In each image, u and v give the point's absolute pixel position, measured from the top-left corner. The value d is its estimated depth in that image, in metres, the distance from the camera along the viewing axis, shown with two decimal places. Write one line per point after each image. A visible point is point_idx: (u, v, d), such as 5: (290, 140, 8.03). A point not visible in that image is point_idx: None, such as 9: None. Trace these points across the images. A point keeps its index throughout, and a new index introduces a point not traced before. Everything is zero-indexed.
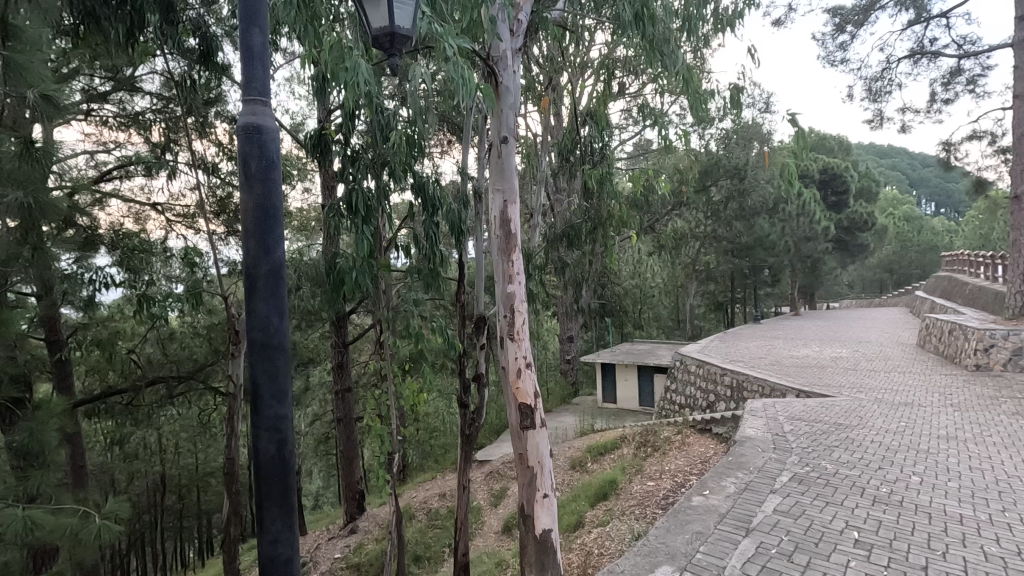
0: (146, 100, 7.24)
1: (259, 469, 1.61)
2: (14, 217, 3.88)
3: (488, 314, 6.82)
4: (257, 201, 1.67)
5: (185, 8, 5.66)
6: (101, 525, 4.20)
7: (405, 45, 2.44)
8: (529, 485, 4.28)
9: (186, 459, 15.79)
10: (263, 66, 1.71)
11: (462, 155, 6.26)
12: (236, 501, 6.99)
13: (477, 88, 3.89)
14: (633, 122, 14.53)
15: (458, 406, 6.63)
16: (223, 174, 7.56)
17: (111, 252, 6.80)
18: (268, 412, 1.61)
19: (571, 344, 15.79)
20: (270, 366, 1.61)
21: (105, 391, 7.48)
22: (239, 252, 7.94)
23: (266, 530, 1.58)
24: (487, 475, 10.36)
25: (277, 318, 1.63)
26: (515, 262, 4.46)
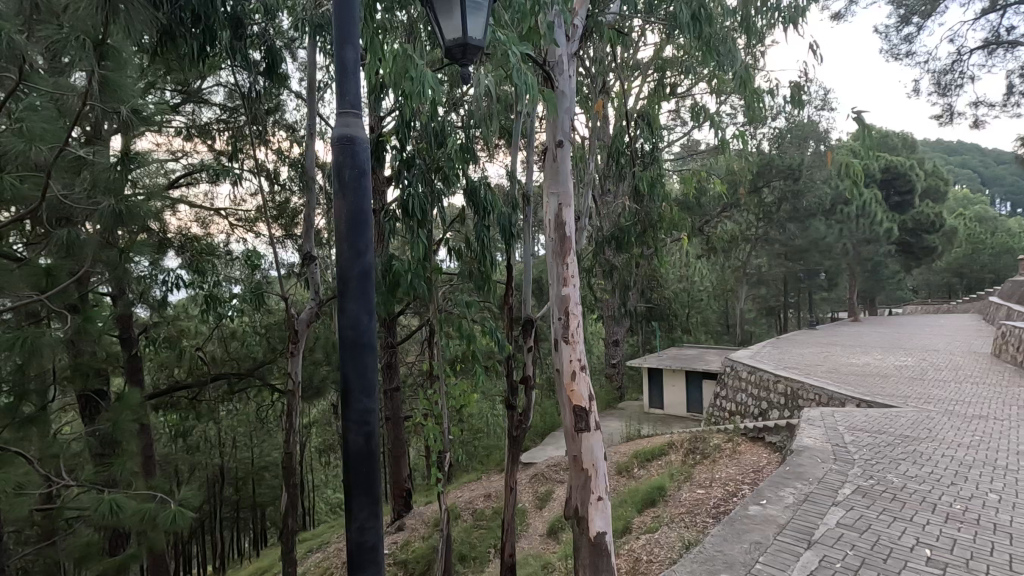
0: (212, 111, 7.64)
1: (349, 459, 1.69)
2: (105, 223, 4.22)
3: (535, 316, 6.85)
4: (350, 207, 1.75)
5: (252, 23, 5.96)
6: (176, 511, 4.45)
7: (476, 56, 2.49)
8: (583, 487, 4.27)
9: (242, 453, 16.47)
10: (357, 79, 1.79)
11: (512, 159, 6.32)
12: (292, 494, 7.27)
13: (537, 93, 3.96)
14: (682, 122, 14.26)
15: (506, 407, 6.69)
16: (282, 181, 7.90)
17: (181, 255, 7.22)
18: (357, 406, 1.69)
19: (616, 348, 15.60)
20: (359, 361, 1.69)
21: (173, 386, 7.93)
22: (296, 255, 8.28)
23: (354, 517, 1.66)
24: (532, 477, 10.37)
25: (366, 317, 1.70)
26: (570, 265, 4.48)
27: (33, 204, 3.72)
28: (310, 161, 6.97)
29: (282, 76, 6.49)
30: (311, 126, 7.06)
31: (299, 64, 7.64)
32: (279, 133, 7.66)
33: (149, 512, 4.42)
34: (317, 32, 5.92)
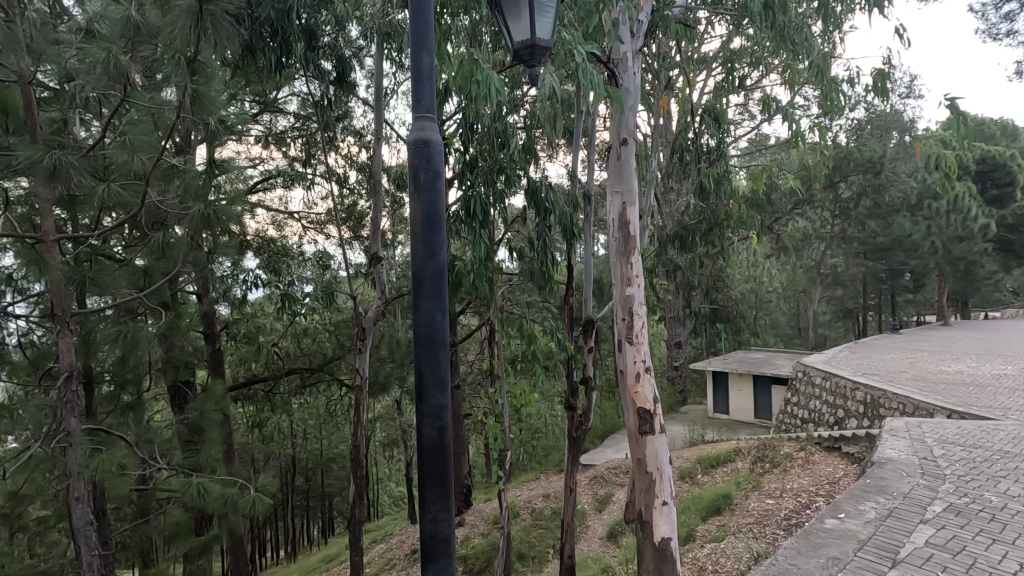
0: (287, 119, 8.06)
1: (423, 452, 1.74)
2: (194, 227, 4.55)
3: (596, 316, 6.78)
4: (425, 209, 1.80)
5: (324, 35, 6.23)
6: (255, 497, 4.72)
7: (544, 56, 2.50)
8: (647, 491, 4.19)
9: (312, 444, 17.28)
10: (431, 84, 1.84)
11: (573, 159, 6.28)
12: (359, 486, 7.56)
13: (602, 91, 3.93)
14: (750, 115, 13.67)
15: (566, 408, 6.66)
16: (351, 185, 8.23)
17: (259, 256, 7.67)
18: (431, 401, 1.73)
19: (679, 350, 15.16)
20: (433, 358, 1.73)
21: (251, 379, 8.43)
22: (363, 256, 8.60)
23: (427, 508, 1.72)
24: (592, 479, 10.27)
25: (440, 315, 1.75)
26: (634, 265, 4.41)
27: (133, 210, 4.07)
28: (377, 165, 7.23)
29: (351, 85, 6.77)
30: (378, 132, 7.32)
31: (366, 72, 7.94)
32: (347, 139, 7.98)
33: (231, 497, 4.74)
34: (384, 41, 6.14)
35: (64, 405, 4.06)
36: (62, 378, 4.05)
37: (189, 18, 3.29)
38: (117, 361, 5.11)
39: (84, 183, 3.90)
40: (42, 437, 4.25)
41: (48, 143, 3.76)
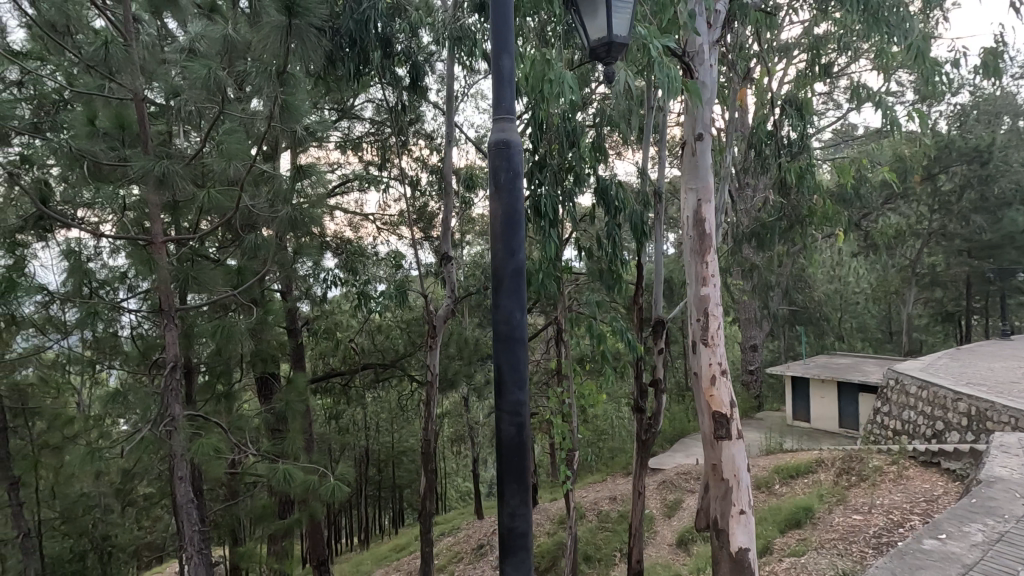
0: (362, 125, 8.41)
1: (502, 447, 1.77)
2: (283, 228, 4.86)
3: (667, 317, 6.61)
4: (505, 208, 1.83)
5: (398, 43, 6.46)
6: (335, 486, 4.98)
7: (621, 53, 2.46)
8: (723, 498, 4.05)
9: (384, 437, 17.94)
10: (511, 86, 1.87)
11: (644, 156, 6.15)
12: (429, 479, 7.77)
13: (677, 85, 3.83)
14: (835, 105, 12.84)
15: (635, 410, 6.53)
16: (422, 187, 8.48)
17: (337, 256, 8.06)
18: (510, 397, 1.76)
19: (755, 353, 14.47)
20: (512, 356, 1.76)
21: (329, 373, 8.88)
22: (434, 256, 8.84)
23: (506, 503, 1.75)
24: (661, 483, 10.01)
25: (519, 313, 1.77)
26: (710, 264, 4.27)
27: (229, 214, 4.40)
28: (448, 167, 7.41)
29: (424, 90, 6.97)
30: (449, 135, 7.50)
31: (437, 77, 8.15)
32: (419, 143, 8.23)
33: (313, 484, 5.01)
34: (456, 45, 6.28)
35: (170, 391, 4.46)
36: (168, 367, 4.46)
37: (280, 34, 3.52)
38: (213, 354, 5.54)
39: (188, 190, 4.26)
40: (151, 421, 4.67)
41: (157, 153, 4.13)
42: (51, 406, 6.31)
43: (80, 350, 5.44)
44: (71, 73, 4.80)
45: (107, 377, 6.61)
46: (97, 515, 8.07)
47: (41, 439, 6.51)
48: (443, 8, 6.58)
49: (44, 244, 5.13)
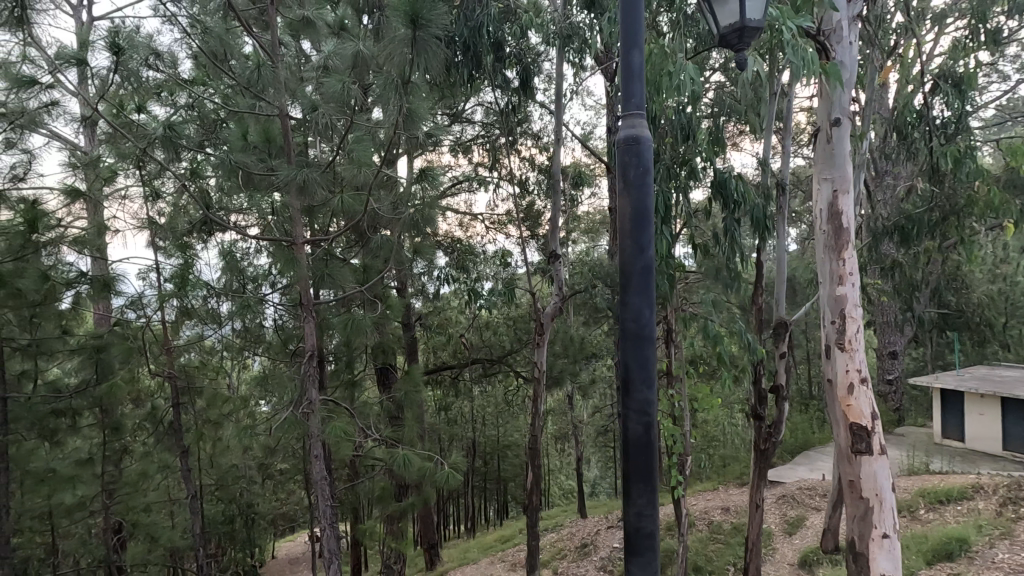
0: (473, 128, 8.69)
1: (628, 446, 1.76)
2: (403, 229, 5.17)
3: (791, 318, 6.12)
4: (634, 205, 1.81)
5: (509, 46, 6.59)
6: (449, 474, 5.22)
7: (754, 38, 2.33)
8: (861, 519, 3.68)
9: (490, 431, 18.45)
10: (641, 81, 1.84)
11: (766, 145, 5.75)
12: (535, 475, 7.87)
13: (812, 67, 3.54)
14: (1000, 77, 11.12)
15: (754, 417, 6.14)
16: (530, 186, 8.59)
17: (449, 254, 8.41)
18: (637, 396, 1.74)
19: (894, 361, 12.95)
20: (641, 353, 1.74)
21: (440, 366, 9.30)
22: (541, 254, 8.93)
23: (632, 502, 1.73)
24: (780, 498, 9.30)
25: (648, 310, 1.75)
26: (848, 261, 3.90)
27: (358, 217, 4.78)
28: (556, 166, 7.44)
29: (533, 91, 7.06)
30: (557, 134, 7.53)
31: (545, 76, 8.21)
32: (526, 143, 8.35)
33: (429, 471, 5.30)
34: (564, 44, 6.29)
35: (307, 377, 4.93)
36: (306, 355, 4.93)
37: (405, 45, 3.75)
38: (341, 345, 6.04)
39: (325, 195, 4.68)
40: (292, 404, 5.20)
41: (299, 162, 4.58)
42: (210, 387, 7.25)
43: (233, 339, 6.18)
44: (227, 94, 5.46)
45: (254, 363, 7.46)
46: (245, 484, 9.14)
47: (203, 415, 7.51)
48: (551, 8, 6.62)
49: (206, 244, 5.90)
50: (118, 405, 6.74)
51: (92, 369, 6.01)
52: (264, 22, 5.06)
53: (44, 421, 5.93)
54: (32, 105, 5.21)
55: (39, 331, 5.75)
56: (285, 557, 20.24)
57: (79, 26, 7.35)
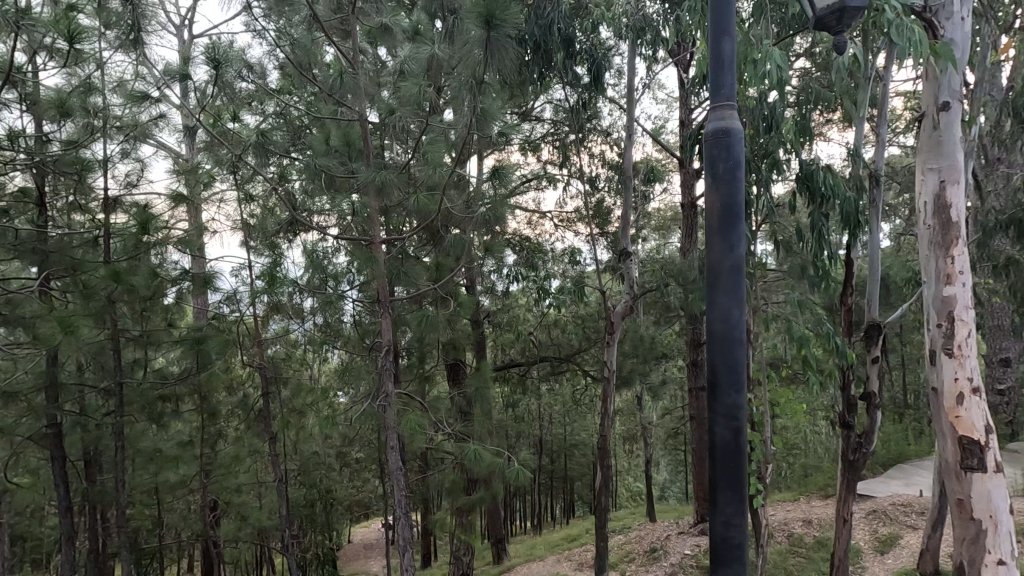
0: (541, 126, 8.68)
1: (715, 452, 1.69)
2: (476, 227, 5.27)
3: (885, 320, 5.68)
4: (723, 200, 1.74)
5: (580, 41, 6.52)
6: (519, 471, 5.26)
7: (855, 19, 2.18)
8: (972, 543, 3.36)
9: (557, 429, 18.42)
10: (732, 70, 1.76)
11: (859, 134, 5.35)
12: (604, 475, 7.76)
13: (916, 49, 3.26)
14: None
15: (843, 424, 5.75)
16: (599, 183, 8.47)
17: (518, 252, 8.44)
18: (725, 400, 1.68)
19: (1006, 369, 11.71)
20: (729, 356, 1.67)
21: (509, 363, 9.37)
22: (610, 252, 8.78)
23: (719, 511, 1.67)
24: (870, 513, 8.65)
25: (738, 311, 1.68)
26: (957, 258, 3.57)
27: (432, 217, 4.90)
28: (627, 162, 7.28)
29: (603, 86, 6.95)
30: (628, 129, 7.37)
31: (616, 71, 8.06)
32: (596, 139, 8.23)
33: (499, 466, 5.36)
34: (637, 37, 6.14)
35: (384, 371, 5.12)
36: (384, 349, 5.12)
37: (479, 47, 3.79)
38: (415, 341, 6.24)
39: (401, 195, 4.83)
40: (370, 396, 5.43)
41: (377, 164, 4.76)
42: (294, 377, 7.70)
43: (315, 333, 6.53)
44: (309, 101, 5.76)
45: (333, 356, 7.85)
46: (325, 470, 9.65)
47: (289, 404, 8.00)
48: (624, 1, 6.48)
49: (292, 244, 6.27)
50: (215, 392, 7.31)
51: (193, 359, 6.54)
52: (344, 31, 5.29)
53: (153, 405, 6.53)
54: (144, 118, 5.70)
55: (149, 323, 6.33)
56: (360, 542, 21.20)
57: (181, 45, 8.02)
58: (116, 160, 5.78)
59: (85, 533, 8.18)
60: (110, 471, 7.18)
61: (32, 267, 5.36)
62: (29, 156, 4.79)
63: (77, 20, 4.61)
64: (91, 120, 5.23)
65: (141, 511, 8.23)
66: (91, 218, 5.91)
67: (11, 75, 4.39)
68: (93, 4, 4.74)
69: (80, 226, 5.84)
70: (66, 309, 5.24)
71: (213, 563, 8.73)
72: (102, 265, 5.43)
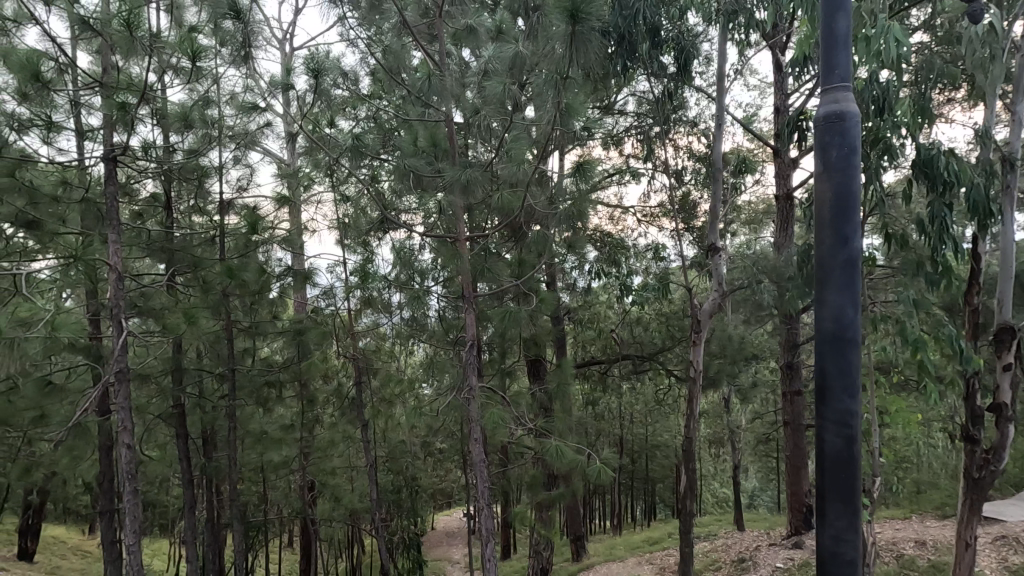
0: (624, 119, 8.48)
1: (824, 460, 1.58)
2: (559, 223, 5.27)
3: (1021, 322, 5.03)
4: (836, 190, 1.61)
5: (667, 29, 6.30)
6: (600, 469, 5.20)
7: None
8: None
9: (638, 429, 17.98)
10: (847, 49, 1.63)
11: (992, 114, 4.76)
12: (689, 479, 7.47)
13: None
14: None
15: (967, 438, 5.16)
16: (686, 176, 8.14)
17: (600, 248, 8.30)
18: (837, 405, 1.56)
19: None
20: (842, 358, 1.55)
21: (589, 359, 9.26)
22: (697, 247, 8.44)
23: (828, 523, 1.57)
24: (998, 539, 7.71)
25: (853, 310, 1.55)
26: None
27: (515, 214, 4.95)
28: (716, 154, 6.95)
29: (691, 76, 6.67)
30: (717, 118, 7.03)
31: (704, 58, 7.72)
32: (682, 131, 7.94)
33: (580, 464, 5.33)
34: (729, 20, 5.83)
35: (468, 365, 5.24)
36: (468, 344, 5.25)
37: (565, 43, 3.77)
38: (497, 336, 6.34)
39: (486, 193, 4.92)
40: (455, 389, 5.57)
41: (464, 163, 4.87)
42: (384, 368, 8.09)
43: (402, 327, 6.82)
44: (397, 104, 5.99)
45: (419, 350, 8.16)
46: (410, 459, 10.04)
47: (378, 394, 8.42)
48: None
49: (382, 241, 6.57)
50: (313, 380, 7.85)
51: (295, 349, 7.06)
52: (431, 35, 5.46)
53: (260, 390, 7.12)
54: (252, 127, 6.27)
55: (257, 315, 6.90)
56: (443, 530, 21.93)
57: (282, 58, 8.63)
58: (229, 166, 6.34)
59: (202, 504, 9.06)
60: (224, 449, 7.92)
61: (160, 264, 6.00)
62: (159, 165, 5.36)
63: (197, 40, 5.08)
64: (208, 131, 5.76)
65: (249, 486, 9.00)
66: (208, 219, 6.52)
67: (146, 94, 4.94)
68: (211, 25, 5.20)
69: (199, 226, 6.46)
70: (189, 301, 5.83)
71: (310, 538, 9.38)
72: (218, 262, 5.98)
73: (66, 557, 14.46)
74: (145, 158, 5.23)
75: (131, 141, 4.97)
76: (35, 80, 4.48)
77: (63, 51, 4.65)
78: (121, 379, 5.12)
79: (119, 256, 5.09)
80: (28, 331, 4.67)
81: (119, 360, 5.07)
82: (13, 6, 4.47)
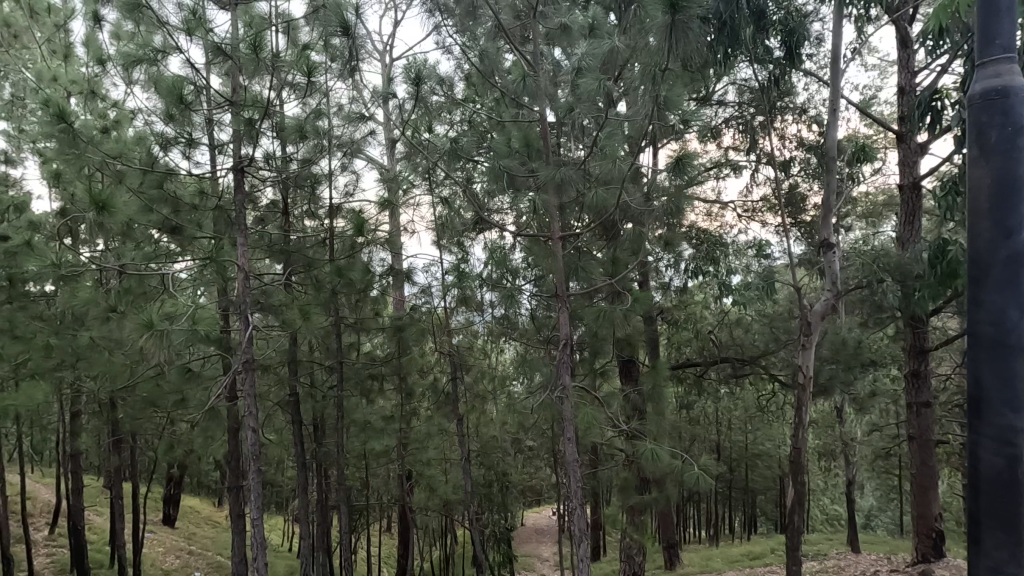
0: (724, 110, 8.06)
1: (979, 481, 1.42)
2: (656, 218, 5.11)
3: None
4: (996, 177, 1.43)
5: (774, 11, 5.91)
6: (700, 475, 4.95)
7: None
8: None
9: (737, 437, 17.01)
10: (1011, 14, 1.42)
11: None
12: (797, 492, 6.92)
13: None
14: None
15: None
16: (794, 166, 7.58)
17: (697, 245, 7.94)
18: (995, 420, 1.39)
19: None
20: (1002, 367, 1.37)
21: (684, 361, 8.84)
22: (806, 243, 7.83)
23: (983, 551, 1.40)
24: None
25: (1017, 311, 1.37)
26: None
27: (609, 212, 4.87)
28: (830, 141, 6.40)
29: (800, 59, 6.20)
30: (831, 103, 6.48)
31: (815, 40, 7.16)
32: (789, 119, 7.40)
33: (677, 469, 5.12)
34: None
35: (561, 363, 5.23)
36: (561, 343, 5.24)
37: (662, 34, 3.65)
38: (589, 336, 6.27)
39: (580, 191, 4.89)
40: (547, 387, 5.57)
41: (557, 161, 4.87)
42: (477, 365, 8.30)
43: (494, 325, 6.94)
44: (490, 106, 6.11)
45: (510, 348, 8.27)
46: (501, 455, 10.20)
47: (471, 389, 8.65)
48: None
49: (476, 240, 6.73)
50: (411, 375, 8.21)
51: (395, 344, 7.43)
52: (525, 36, 5.52)
53: (364, 382, 7.58)
54: (358, 135, 6.68)
55: (361, 312, 7.35)
56: (532, 527, 22.13)
57: (382, 70, 9.12)
58: (337, 173, 6.80)
59: (312, 486, 9.79)
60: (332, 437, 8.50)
61: (278, 264, 6.57)
62: (278, 174, 5.87)
63: (311, 57, 5.50)
64: (320, 141, 6.20)
65: (353, 473, 9.59)
66: (319, 222, 7.02)
67: (268, 109, 5.43)
68: (322, 42, 5.61)
69: (311, 230, 6.97)
70: (303, 298, 6.33)
71: (408, 526, 9.82)
72: (328, 262, 6.44)
73: (200, 525, 16.30)
74: (267, 168, 5.75)
75: (255, 153, 5.49)
76: (179, 102, 5.09)
77: (200, 75, 5.24)
78: (247, 368, 5.67)
79: (246, 257, 5.65)
80: (174, 323, 5.31)
81: (246, 350, 5.62)
82: (163, 38, 5.10)
